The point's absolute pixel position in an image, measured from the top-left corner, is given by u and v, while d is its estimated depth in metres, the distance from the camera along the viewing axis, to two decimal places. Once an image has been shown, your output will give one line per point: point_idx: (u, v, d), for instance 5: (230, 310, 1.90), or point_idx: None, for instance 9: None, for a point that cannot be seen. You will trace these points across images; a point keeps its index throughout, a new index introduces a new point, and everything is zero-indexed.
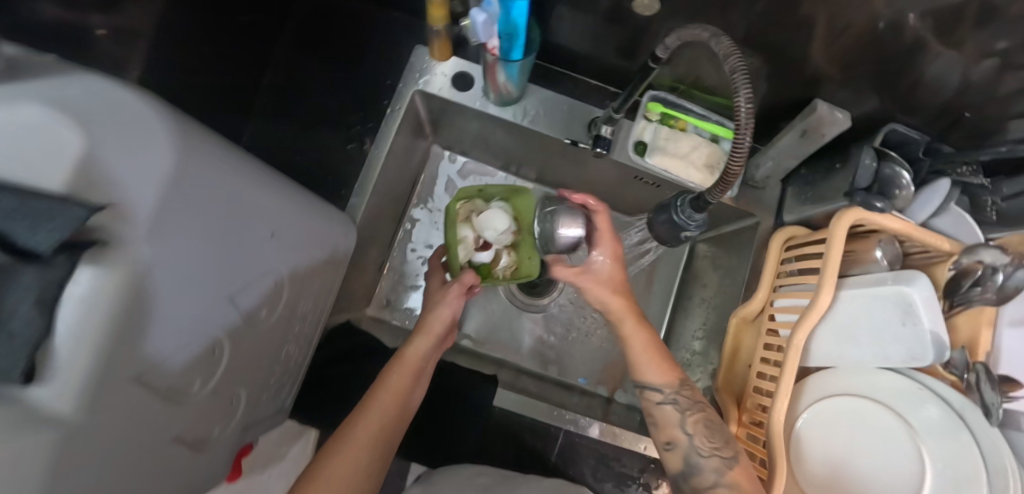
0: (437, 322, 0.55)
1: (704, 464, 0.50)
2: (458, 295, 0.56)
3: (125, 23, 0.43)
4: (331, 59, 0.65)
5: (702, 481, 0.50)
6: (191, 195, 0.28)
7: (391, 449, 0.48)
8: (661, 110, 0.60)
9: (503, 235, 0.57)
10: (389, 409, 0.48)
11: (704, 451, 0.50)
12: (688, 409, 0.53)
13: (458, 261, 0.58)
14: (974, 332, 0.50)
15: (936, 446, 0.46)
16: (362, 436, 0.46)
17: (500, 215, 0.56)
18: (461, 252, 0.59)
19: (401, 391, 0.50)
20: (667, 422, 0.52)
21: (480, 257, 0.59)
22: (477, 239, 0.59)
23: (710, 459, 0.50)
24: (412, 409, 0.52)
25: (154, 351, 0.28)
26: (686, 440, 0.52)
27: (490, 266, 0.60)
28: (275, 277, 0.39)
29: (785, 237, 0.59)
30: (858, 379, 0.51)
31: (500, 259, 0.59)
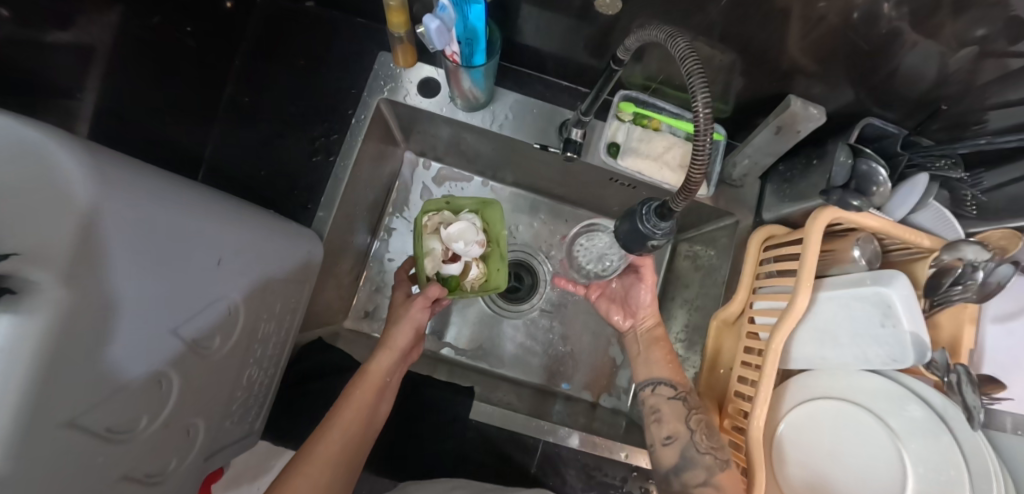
0: (401, 336, 0.54)
1: (699, 459, 0.51)
2: (424, 307, 0.56)
3: (79, 39, 0.42)
4: (294, 68, 0.63)
5: (693, 477, 0.50)
6: (121, 230, 0.27)
7: (354, 466, 0.48)
8: (633, 110, 0.58)
9: (472, 246, 0.59)
10: (354, 424, 0.48)
11: (700, 448, 0.51)
12: (694, 408, 0.55)
13: (425, 273, 0.59)
14: (957, 328, 0.48)
15: (916, 449, 0.45)
16: (321, 456, 0.45)
17: (471, 226, 0.59)
18: (428, 264, 0.60)
19: (365, 406, 0.49)
20: (674, 415, 0.54)
21: (450, 269, 0.60)
22: (446, 251, 0.60)
23: (705, 455, 0.51)
24: (378, 422, 0.51)
25: (91, 392, 0.27)
26: (686, 434, 0.53)
27: (459, 278, 0.62)
28: (224, 304, 0.38)
29: (764, 237, 0.58)
30: (839, 382, 0.50)
31: (469, 271, 0.61)
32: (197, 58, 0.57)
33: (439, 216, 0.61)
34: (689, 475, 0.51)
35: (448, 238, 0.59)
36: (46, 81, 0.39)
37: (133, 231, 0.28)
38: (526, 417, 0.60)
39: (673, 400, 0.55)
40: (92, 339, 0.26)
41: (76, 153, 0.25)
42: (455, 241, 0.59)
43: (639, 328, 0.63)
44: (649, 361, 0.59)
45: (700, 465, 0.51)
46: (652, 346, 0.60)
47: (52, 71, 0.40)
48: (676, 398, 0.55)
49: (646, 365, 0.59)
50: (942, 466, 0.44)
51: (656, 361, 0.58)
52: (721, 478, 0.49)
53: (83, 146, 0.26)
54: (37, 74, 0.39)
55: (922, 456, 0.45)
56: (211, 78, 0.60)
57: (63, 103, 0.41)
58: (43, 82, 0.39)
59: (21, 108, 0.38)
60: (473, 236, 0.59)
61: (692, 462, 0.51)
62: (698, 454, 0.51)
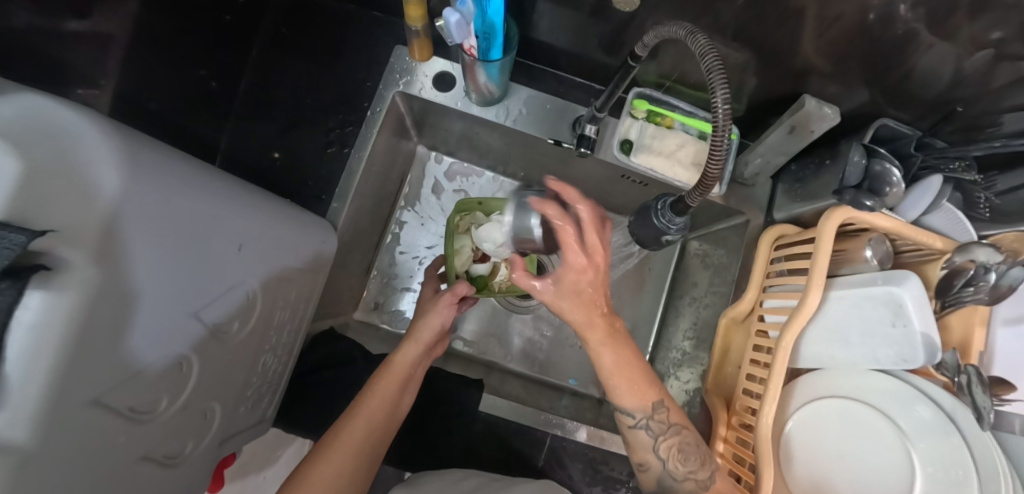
0: (425, 330, 0.55)
1: (679, 488, 0.47)
2: (450, 305, 0.57)
3: (100, 28, 0.42)
4: (310, 59, 0.64)
5: None
6: (150, 211, 0.27)
7: (377, 455, 0.48)
8: (648, 107, 0.59)
9: (501, 248, 0.58)
10: (377, 414, 0.48)
11: (678, 476, 0.47)
12: (662, 434, 0.47)
13: (455, 270, 0.62)
14: (967, 331, 0.48)
15: (925, 449, 0.45)
16: (348, 441, 0.46)
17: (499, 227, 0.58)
18: (460, 263, 0.63)
19: (388, 398, 0.49)
20: (641, 447, 0.47)
21: (479, 268, 0.63)
22: (477, 251, 0.63)
23: (684, 482, 0.46)
24: (399, 415, 0.51)
25: (115, 371, 0.28)
26: (659, 464, 0.48)
27: (488, 278, 0.64)
28: (244, 290, 0.39)
29: (776, 235, 0.58)
30: (847, 381, 0.50)
31: (498, 270, 0.63)
32: (213, 48, 0.57)
33: (471, 218, 0.63)
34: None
35: (479, 237, 0.59)
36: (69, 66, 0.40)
37: (159, 214, 0.28)
38: (535, 410, 0.60)
39: (636, 431, 0.47)
40: (118, 319, 0.27)
41: (109, 134, 0.26)
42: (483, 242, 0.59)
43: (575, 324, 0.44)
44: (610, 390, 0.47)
45: (681, 492, 0.47)
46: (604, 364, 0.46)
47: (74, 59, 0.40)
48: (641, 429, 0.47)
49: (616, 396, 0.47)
50: (951, 466, 0.44)
51: (622, 391, 0.46)
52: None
53: (115, 129, 0.27)
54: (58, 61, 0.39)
55: (933, 457, 0.45)
56: (228, 68, 0.60)
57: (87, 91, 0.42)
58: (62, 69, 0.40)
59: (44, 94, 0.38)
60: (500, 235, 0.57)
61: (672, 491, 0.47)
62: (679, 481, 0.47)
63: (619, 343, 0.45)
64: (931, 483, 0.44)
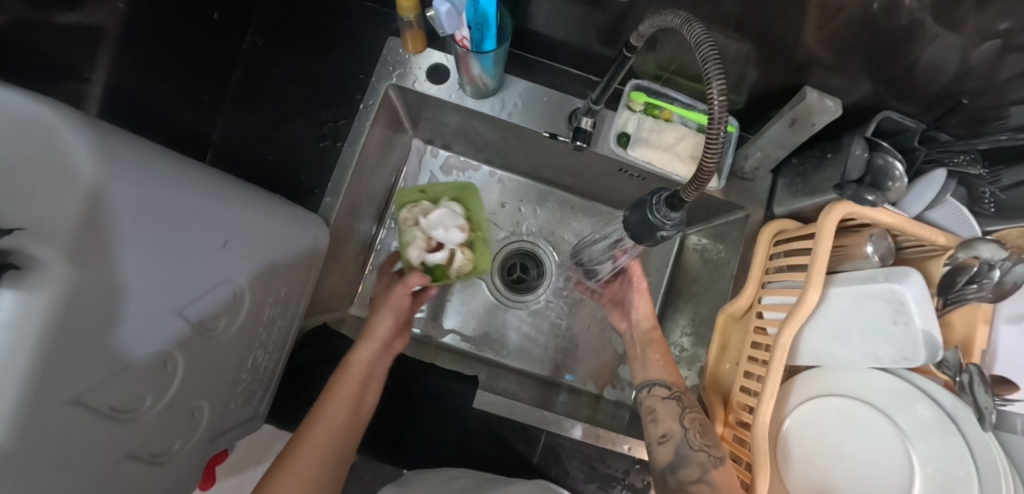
0: (380, 326, 0.54)
1: (693, 458, 0.49)
2: (404, 295, 0.57)
3: (85, 20, 0.41)
4: (300, 51, 0.62)
5: (688, 474, 0.48)
6: (127, 208, 0.26)
7: (344, 455, 0.48)
8: (645, 99, 0.57)
9: (453, 232, 0.60)
10: (338, 418, 0.47)
11: (693, 444, 0.50)
12: (687, 406, 0.53)
13: (411, 261, 0.60)
14: (969, 330, 0.48)
15: (925, 449, 0.44)
16: (313, 445, 0.45)
17: (448, 212, 0.60)
18: (414, 254, 0.61)
19: (351, 398, 0.49)
20: (667, 415, 0.53)
21: (435, 257, 0.61)
22: (429, 241, 0.61)
23: (699, 452, 0.49)
24: (365, 415, 0.50)
25: (95, 370, 0.27)
26: (679, 432, 0.51)
27: (445, 266, 0.62)
28: (231, 287, 0.38)
29: (774, 231, 0.57)
30: (847, 379, 0.49)
31: (454, 258, 0.61)
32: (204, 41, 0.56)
33: (417, 208, 0.62)
34: (682, 473, 0.49)
35: (428, 226, 0.60)
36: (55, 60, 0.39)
37: (140, 211, 0.28)
38: (529, 408, 0.58)
39: (668, 400, 0.54)
40: (98, 318, 0.26)
41: (84, 127, 0.25)
42: (434, 228, 0.60)
43: (637, 330, 0.62)
44: (646, 364, 0.58)
45: (695, 463, 0.49)
46: (648, 347, 0.59)
47: (56, 52, 0.39)
48: (669, 400, 0.54)
49: (644, 369, 0.58)
50: (951, 466, 0.43)
51: (653, 362, 0.57)
52: (716, 474, 0.47)
53: (87, 121, 0.26)
54: (38, 54, 0.38)
55: (933, 456, 0.44)
56: (219, 61, 0.59)
57: (71, 85, 0.41)
58: (46, 61, 0.39)
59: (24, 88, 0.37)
60: (452, 222, 0.60)
61: (685, 459, 0.49)
62: (691, 452, 0.49)
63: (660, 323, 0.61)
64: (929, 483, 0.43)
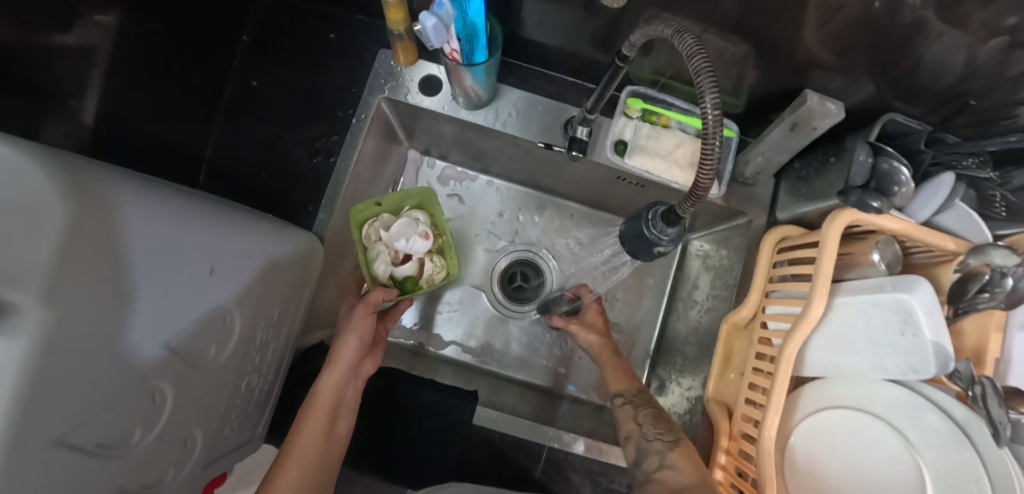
0: (343, 351, 0.53)
1: (650, 448, 0.51)
2: (366, 314, 0.55)
3: (71, 43, 0.41)
4: (291, 66, 0.62)
5: (649, 464, 0.50)
6: (103, 244, 0.26)
7: (324, 485, 0.48)
8: (642, 106, 0.56)
9: (417, 242, 0.60)
10: (308, 452, 0.47)
11: (648, 436, 0.52)
12: (640, 405, 0.55)
13: (378, 277, 0.60)
14: (982, 336, 0.46)
15: (936, 462, 0.43)
16: (285, 483, 0.45)
17: (409, 222, 0.59)
18: (380, 269, 0.61)
19: (323, 429, 0.49)
20: (624, 417, 0.55)
21: (404, 270, 0.61)
22: (395, 254, 0.61)
23: (654, 442, 0.51)
24: (339, 439, 0.51)
25: (79, 408, 0.26)
26: (636, 428, 0.53)
27: (415, 277, 0.62)
28: (221, 316, 0.37)
29: (779, 237, 0.56)
30: (852, 391, 0.48)
31: (424, 267, 0.62)
32: (194, 58, 0.56)
33: (378, 222, 0.61)
34: (644, 464, 0.50)
35: (390, 239, 0.59)
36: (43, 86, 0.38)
37: (112, 248, 0.27)
38: (530, 423, 0.58)
39: (625, 404, 0.56)
40: (78, 357, 0.25)
41: (43, 167, 0.24)
42: (396, 240, 0.59)
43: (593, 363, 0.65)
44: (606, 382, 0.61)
45: (653, 452, 0.50)
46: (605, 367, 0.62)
47: (42, 77, 0.39)
48: (627, 404, 0.56)
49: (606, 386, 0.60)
50: (963, 483, 0.41)
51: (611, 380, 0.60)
52: (674, 458, 0.49)
53: (57, 160, 0.25)
54: (25, 80, 0.38)
55: (944, 471, 0.42)
56: (209, 78, 0.59)
57: (57, 110, 0.41)
58: (32, 87, 0.38)
59: (13, 116, 0.37)
60: (414, 230, 0.60)
61: (644, 451, 0.51)
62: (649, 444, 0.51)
63: (609, 349, 0.64)
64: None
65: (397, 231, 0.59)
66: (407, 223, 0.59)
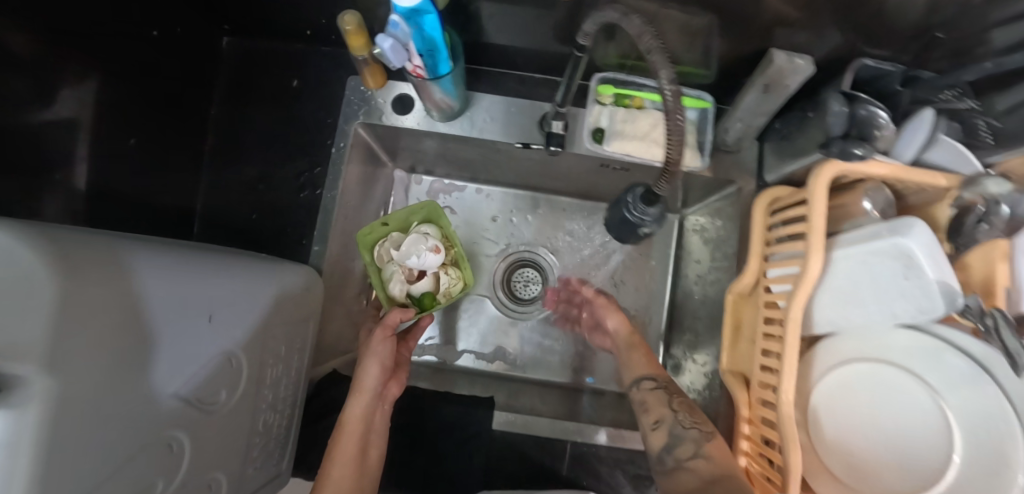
0: (367, 378, 0.53)
1: (686, 435, 0.50)
2: (385, 338, 0.56)
3: (61, 118, 0.42)
4: (268, 107, 0.63)
5: (683, 451, 0.49)
6: (99, 309, 0.27)
7: None
8: (614, 91, 0.57)
9: (428, 257, 0.60)
10: (343, 484, 0.47)
11: (685, 424, 0.51)
12: (672, 392, 0.55)
13: (396, 297, 0.62)
14: (989, 268, 0.44)
15: (961, 404, 0.42)
16: None
17: (418, 238, 0.60)
18: (397, 289, 0.62)
19: (354, 459, 0.48)
20: (655, 403, 0.54)
21: (419, 286, 0.62)
22: (408, 272, 0.63)
23: (689, 429, 0.50)
24: (371, 469, 0.51)
25: (98, 466, 0.27)
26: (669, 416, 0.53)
27: (433, 292, 0.63)
28: (227, 358, 0.38)
29: (770, 200, 0.55)
30: (867, 342, 0.48)
31: (439, 280, 0.63)
32: (174, 114, 0.57)
33: (389, 241, 0.63)
34: (678, 450, 0.50)
35: (401, 258, 0.60)
36: (37, 161, 0.40)
37: (110, 311, 0.27)
38: (549, 420, 0.59)
39: (656, 391, 0.55)
40: (89, 418, 0.26)
41: (25, 239, 0.24)
42: (408, 258, 0.60)
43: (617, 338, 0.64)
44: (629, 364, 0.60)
45: (687, 440, 0.50)
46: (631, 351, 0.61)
47: (43, 155, 0.40)
48: (657, 389, 0.55)
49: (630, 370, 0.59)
50: (988, 421, 0.40)
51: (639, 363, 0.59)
52: (710, 448, 0.48)
53: (43, 233, 0.26)
54: (30, 161, 0.39)
55: (970, 410, 0.42)
56: (191, 130, 0.60)
57: (57, 185, 0.42)
58: (35, 166, 0.40)
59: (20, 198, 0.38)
60: (424, 245, 0.60)
61: (680, 437, 0.50)
62: (683, 431, 0.51)
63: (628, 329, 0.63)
64: (973, 442, 0.41)
65: (410, 246, 0.60)
66: (416, 239, 0.60)
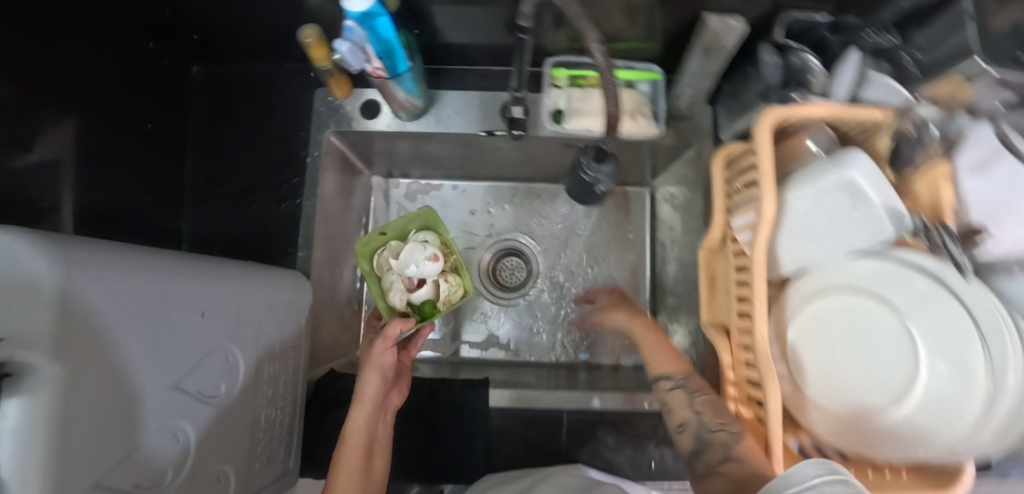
0: (369, 388, 0.53)
1: (713, 439, 0.48)
2: (387, 348, 0.54)
3: (47, 153, 0.44)
4: (242, 127, 0.66)
5: (712, 456, 0.47)
6: (100, 302, 0.28)
7: None
8: (568, 73, 0.60)
9: (427, 264, 0.63)
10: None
11: (711, 427, 0.49)
12: (697, 393, 0.53)
13: (398, 306, 0.63)
14: (934, 190, 0.46)
15: (926, 321, 0.44)
16: None
17: (418, 246, 0.63)
18: (397, 298, 0.64)
19: (357, 473, 0.49)
20: (677, 404, 0.53)
21: (420, 294, 0.64)
22: (408, 281, 0.65)
23: (716, 432, 0.48)
24: (375, 479, 0.52)
25: (107, 452, 0.29)
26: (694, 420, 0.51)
27: (433, 300, 0.65)
28: (222, 352, 0.40)
29: (726, 155, 0.57)
30: (837, 275, 0.48)
31: (438, 287, 0.65)
32: (153, 142, 0.60)
33: (388, 251, 0.66)
34: (709, 455, 0.47)
35: (401, 267, 0.63)
36: (27, 189, 0.42)
37: (109, 303, 0.29)
38: (544, 391, 0.60)
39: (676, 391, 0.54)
40: (95, 406, 0.28)
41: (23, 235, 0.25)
42: (408, 266, 0.63)
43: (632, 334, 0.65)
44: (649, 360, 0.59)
45: (716, 443, 0.47)
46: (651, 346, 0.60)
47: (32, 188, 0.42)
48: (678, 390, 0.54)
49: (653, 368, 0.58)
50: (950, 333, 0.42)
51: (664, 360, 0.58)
52: (741, 449, 0.45)
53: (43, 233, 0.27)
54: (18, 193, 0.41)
55: (934, 326, 0.43)
56: (170, 157, 0.63)
57: (48, 216, 0.44)
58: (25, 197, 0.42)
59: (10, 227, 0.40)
60: (424, 253, 0.63)
61: (707, 441, 0.48)
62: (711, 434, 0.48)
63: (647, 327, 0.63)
64: (942, 360, 0.42)
65: (410, 255, 0.63)
66: (416, 246, 0.63)
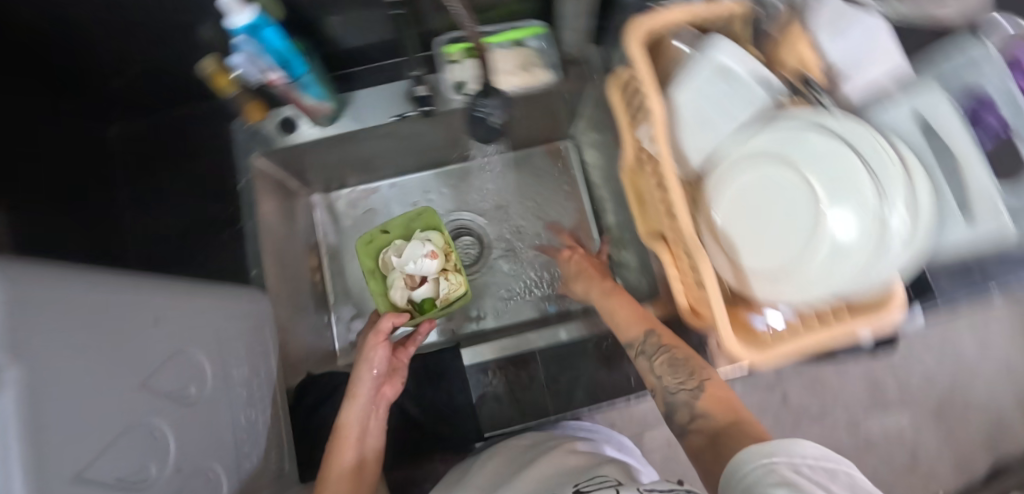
0: (361, 383, 0.54)
1: (675, 401, 0.46)
2: (382, 342, 0.56)
3: None
4: (183, 173, 0.72)
5: (680, 417, 0.45)
6: (54, 303, 0.30)
7: None
8: (461, 47, 0.64)
9: (424, 263, 0.66)
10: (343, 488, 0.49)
11: (671, 388, 0.47)
12: (654, 356, 0.51)
13: (400, 302, 0.67)
14: (797, 54, 0.46)
15: (825, 175, 0.39)
16: None
17: (416, 246, 0.66)
18: (399, 295, 0.67)
19: (352, 466, 0.50)
20: (645, 372, 0.51)
21: (419, 292, 0.67)
22: (410, 278, 0.68)
23: (680, 393, 0.46)
24: (370, 472, 0.52)
25: (85, 445, 0.30)
26: (656, 383, 0.49)
27: (433, 298, 0.68)
28: (182, 357, 0.42)
29: (619, 80, 0.59)
30: (737, 156, 0.43)
31: (438, 285, 0.68)
32: None
33: (392, 246, 0.70)
34: (676, 417, 0.45)
35: (402, 263, 0.67)
36: None
37: (62, 305, 0.31)
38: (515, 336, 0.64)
39: (640, 358, 0.51)
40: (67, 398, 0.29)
41: None
42: (407, 263, 0.66)
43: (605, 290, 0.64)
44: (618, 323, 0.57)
45: (680, 405, 0.46)
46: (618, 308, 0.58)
47: None
48: (640, 356, 0.52)
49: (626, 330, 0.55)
50: (851, 178, 0.38)
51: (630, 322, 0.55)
52: (703, 405, 0.44)
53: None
54: None
55: (833, 177, 0.39)
56: None
57: None
58: None
59: None
60: (421, 252, 0.66)
61: (672, 404, 0.46)
62: (675, 397, 0.46)
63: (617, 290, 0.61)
64: (847, 210, 0.38)
65: (410, 255, 0.66)
66: (417, 243, 0.67)
